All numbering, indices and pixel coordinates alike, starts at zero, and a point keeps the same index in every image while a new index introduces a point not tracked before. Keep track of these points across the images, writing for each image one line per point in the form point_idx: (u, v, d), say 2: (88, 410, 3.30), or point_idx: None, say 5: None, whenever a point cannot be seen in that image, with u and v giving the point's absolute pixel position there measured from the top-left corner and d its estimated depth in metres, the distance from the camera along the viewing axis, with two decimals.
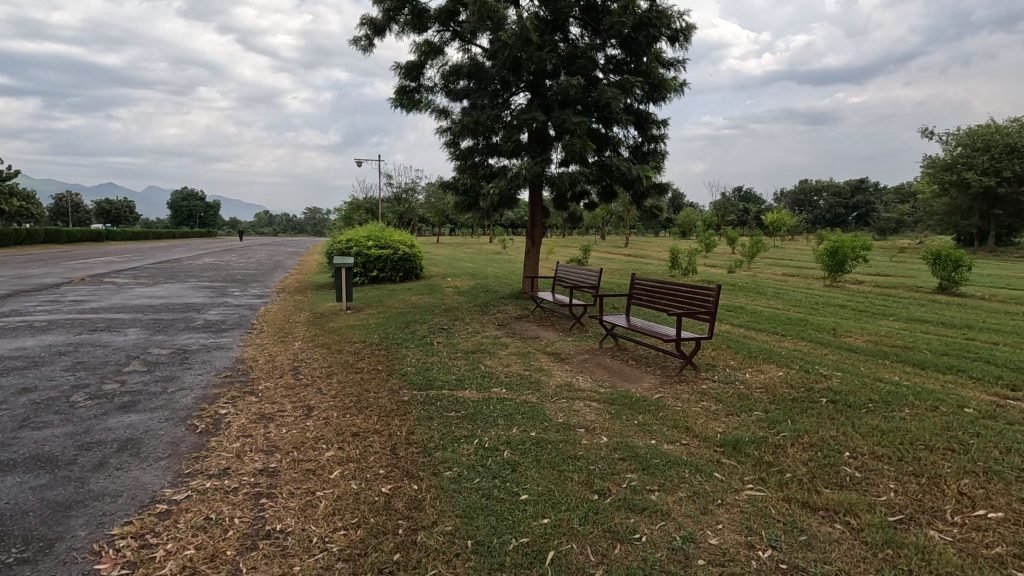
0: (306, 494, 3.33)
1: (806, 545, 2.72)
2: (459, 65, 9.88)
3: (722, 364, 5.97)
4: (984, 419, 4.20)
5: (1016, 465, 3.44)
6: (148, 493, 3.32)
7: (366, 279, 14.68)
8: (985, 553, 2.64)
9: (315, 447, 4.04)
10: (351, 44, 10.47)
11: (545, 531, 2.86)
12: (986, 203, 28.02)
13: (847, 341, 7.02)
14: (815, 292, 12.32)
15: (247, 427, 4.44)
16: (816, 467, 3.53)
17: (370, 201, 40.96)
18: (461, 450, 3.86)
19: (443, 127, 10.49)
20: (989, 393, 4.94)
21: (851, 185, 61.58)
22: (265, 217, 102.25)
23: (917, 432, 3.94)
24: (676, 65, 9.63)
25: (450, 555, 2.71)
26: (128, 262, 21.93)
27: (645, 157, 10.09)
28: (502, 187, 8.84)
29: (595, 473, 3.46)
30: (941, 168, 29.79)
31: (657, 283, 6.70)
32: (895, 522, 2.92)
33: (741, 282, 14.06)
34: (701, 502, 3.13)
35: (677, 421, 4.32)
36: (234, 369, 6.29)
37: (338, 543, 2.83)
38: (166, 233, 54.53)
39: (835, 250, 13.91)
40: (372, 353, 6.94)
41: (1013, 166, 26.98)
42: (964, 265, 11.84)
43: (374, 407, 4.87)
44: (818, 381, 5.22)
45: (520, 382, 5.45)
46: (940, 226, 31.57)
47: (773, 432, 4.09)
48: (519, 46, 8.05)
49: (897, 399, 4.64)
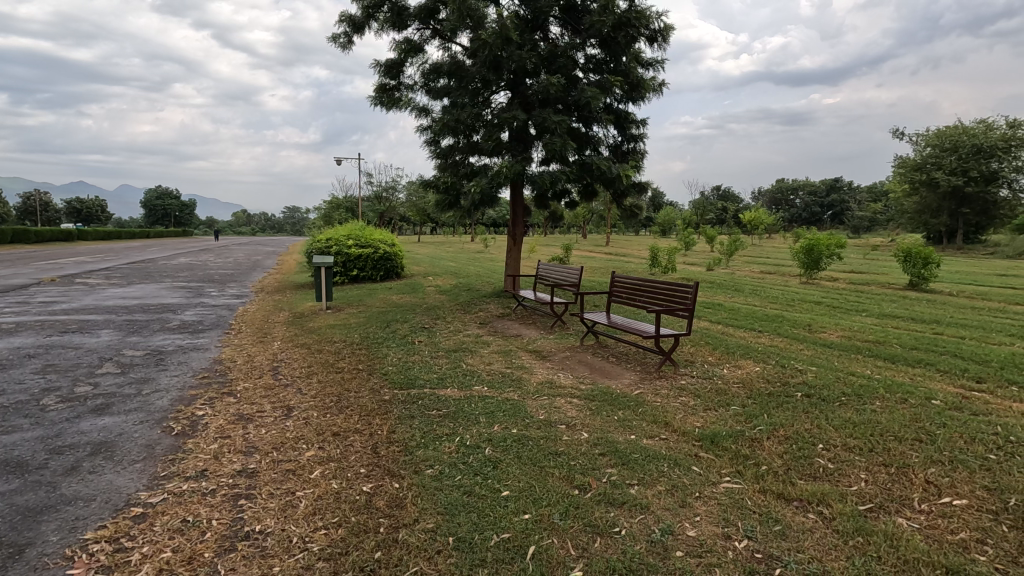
0: (286, 494, 3.31)
1: (780, 535, 2.79)
2: (439, 63, 9.86)
3: (700, 360, 6.06)
4: (950, 410, 4.34)
5: (979, 454, 3.56)
6: (122, 496, 3.27)
7: (347, 278, 14.55)
8: (951, 538, 2.73)
9: (295, 447, 4.01)
10: (330, 42, 10.38)
11: (526, 527, 2.88)
12: (954, 202, 28.87)
13: (822, 337, 7.17)
14: (792, 289, 12.54)
15: (226, 428, 4.39)
16: (791, 459, 3.60)
17: (349, 200, 40.62)
18: (443, 448, 3.86)
19: (423, 126, 10.44)
20: (955, 385, 5.11)
21: (826, 185, 62.75)
22: (243, 216, 100.52)
23: (886, 424, 4.05)
24: (655, 65, 9.74)
25: (431, 552, 2.71)
26: (101, 262, 21.51)
27: (625, 156, 10.18)
28: (483, 186, 8.86)
29: (576, 468, 3.50)
30: (911, 168, 30.54)
31: (636, 281, 6.77)
32: (865, 510, 3.01)
33: (720, 280, 14.28)
34: (679, 495, 3.18)
35: (656, 416, 4.39)
36: (211, 370, 6.21)
37: (319, 542, 2.82)
38: (140, 233, 53.27)
39: (811, 248, 14.17)
40: (353, 353, 6.87)
41: (979, 167, 27.87)
42: (934, 262, 12.21)
43: (354, 407, 4.84)
44: (793, 376, 5.34)
45: (502, 380, 5.46)
46: (911, 225, 32.39)
47: (750, 426, 4.16)
48: (499, 45, 8.11)
49: (869, 392, 4.77)
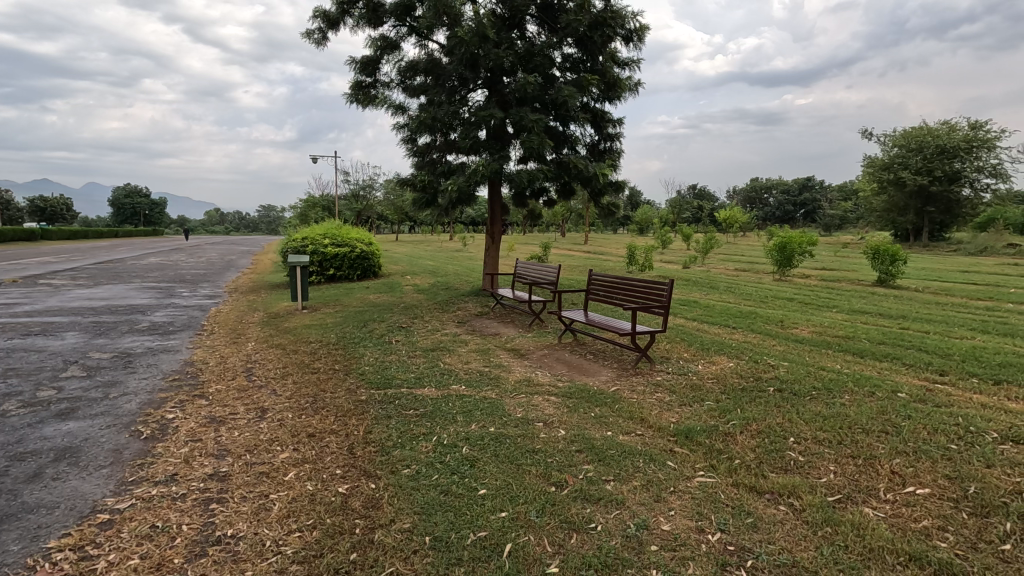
0: (258, 498, 3.25)
1: (752, 527, 2.84)
2: (415, 61, 9.80)
3: (676, 357, 6.15)
4: (915, 402, 4.48)
5: (942, 444, 3.67)
6: (87, 503, 3.17)
7: (323, 278, 14.37)
8: (913, 526, 2.82)
9: (269, 449, 3.95)
10: (304, 38, 10.22)
11: (503, 525, 2.88)
12: (919, 201, 29.77)
13: (793, 333, 7.33)
14: (765, 286, 12.79)
15: (197, 431, 4.30)
16: (763, 453, 3.68)
17: (326, 199, 40.14)
18: (420, 448, 3.84)
19: (400, 124, 10.36)
20: (920, 378, 5.28)
21: (799, 184, 64.13)
22: (215, 215, 98.29)
23: (855, 417, 4.16)
24: (631, 65, 9.82)
25: (407, 552, 2.70)
26: (67, 262, 20.90)
27: (602, 155, 10.24)
28: (460, 184, 8.82)
29: (552, 465, 3.52)
30: (879, 168, 31.41)
31: (613, 279, 6.83)
32: (834, 501, 3.09)
33: (696, 278, 14.47)
34: (654, 490, 3.22)
35: (632, 412, 4.44)
36: (182, 372, 6.07)
37: (293, 545, 2.78)
38: (108, 232, 51.79)
39: (783, 246, 14.48)
40: (329, 353, 6.78)
41: (943, 167, 28.82)
42: (900, 259, 12.59)
43: (330, 408, 4.80)
44: (766, 371, 5.45)
45: (480, 378, 5.47)
46: (879, 223, 33.28)
47: (724, 420, 4.24)
48: (476, 43, 8.12)
49: (838, 386, 4.90)
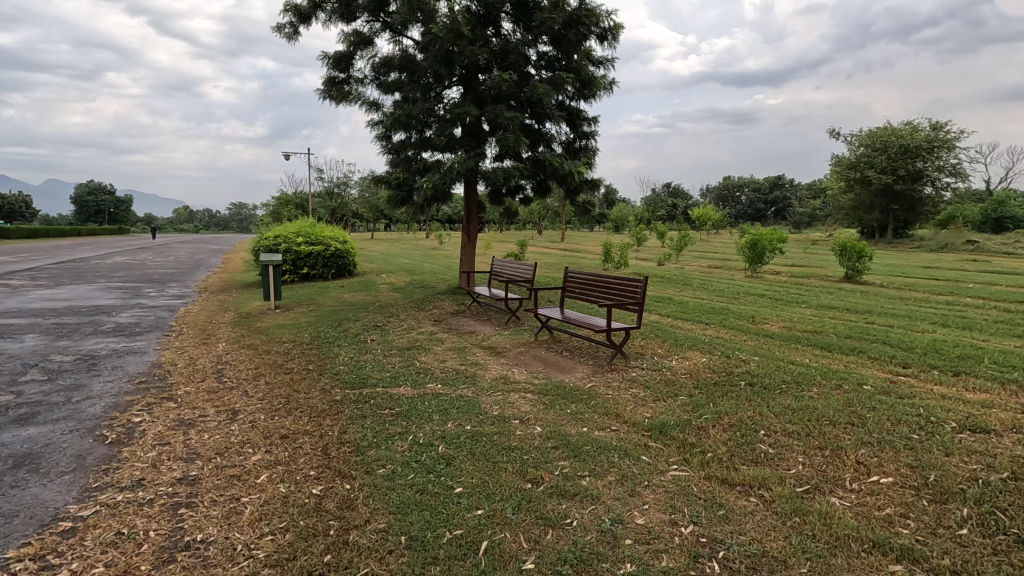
0: (229, 501, 3.19)
1: (724, 519, 2.90)
2: (390, 57, 9.71)
3: (650, 353, 6.23)
4: (879, 394, 4.62)
5: (905, 434, 3.80)
6: (48, 511, 3.06)
7: (297, 277, 14.14)
8: (877, 514, 2.91)
9: (241, 451, 3.87)
10: (275, 32, 10.03)
11: (479, 522, 2.88)
12: (884, 199, 30.70)
13: (763, 328, 7.48)
14: (737, 283, 13.04)
15: (165, 434, 4.19)
16: (735, 446, 3.75)
17: (299, 196, 39.50)
18: (395, 447, 3.81)
19: (375, 121, 10.25)
20: (884, 371, 5.45)
21: (769, 183, 65.49)
22: (184, 213, 95.46)
23: (822, 409, 4.28)
24: (605, 63, 9.88)
25: (383, 552, 2.67)
26: (25, 262, 20.11)
27: (577, 153, 10.29)
28: (435, 182, 8.76)
29: (528, 462, 3.53)
30: (846, 167, 32.28)
31: (589, 276, 6.87)
32: (802, 492, 3.16)
33: (670, 274, 14.67)
34: (629, 484, 3.26)
35: (608, 408, 4.48)
36: (149, 374, 5.90)
37: (265, 549, 2.74)
38: (70, 231, 50.02)
39: (755, 243, 14.77)
40: (303, 353, 6.68)
41: (906, 166, 29.76)
42: (866, 256, 12.96)
43: (304, 408, 4.73)
44: (737, 365, 5.56)
45: (456, 377, 5.46)
46: (847, 220, 34.21)
47: (697, 415, 4.31)
48: (451, 40, 8.07)
49: (806, 379, 5.03)
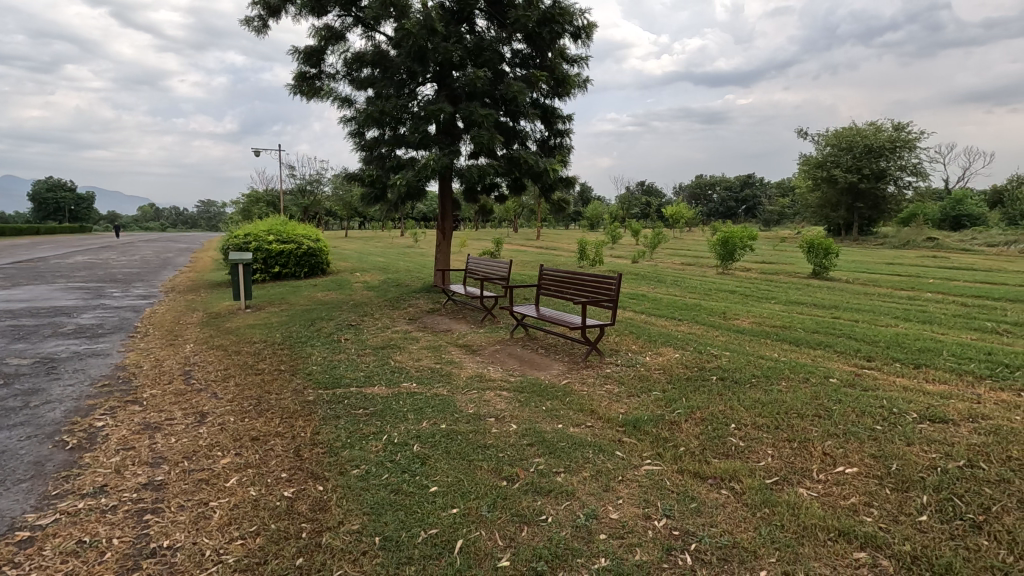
0: (197, 506, 3.11)
1: (696, 512, 2.94)
2: (362, 53, 9.57)
3: (624, 349, 6.29)
4: (844, 387, 4.76)
5: (869, 425, 3.92)
6: (4, 521, 2.94)
7: (268, 276, 13.87)
8: (843, 503, 2.99)
9: (210, 455, 3.78)
10: (243, 25, 9.78)
11: (454, 521, 2.87)
12: (850, 198, 31.62)
13: (734, 323, 7.64)
14: (709, 279, 13.25)
15: (129, 439, 4.06)
16: (706, 439, 3.82)
17: (271, 194, 38.74)
18: (370, 447, 3.77)
19: (347, 117, 10.11)
20: (849, 364, 5.62)
21: (740, 181, 66.80)
22: (150, 211, 92.40)
23: (790, 402, 4.38)
24: (579, 61, 9.92)
25: (356, 553, 2.64)
26: None
27: (552, 151, 10.31)
28: (409, 179, 8.67)
29: (504, 460, 3.53)
30: (814, 166, 33.14)
31: (564, 273, 6.90)
32: (771, 484, 3.24)
33: (644, 272, 14.85)
34: (603, 480, 3.29)
35: (583, 405, 4.51)
36: (112, 377, 5.71)
37: (235, 553, 2.68)
38: (27, 229, 48.08)
39: (726, 241, 15.03)
40: (274, 354, 6.55)
41: (870, 166, 30.68)
42: (833, 252, 13.32)
43: (275, 409, 4.64)
44: (709, 360, 5.66)
45: (431, 375, 5.43)
46: (814, 217, 35.12)
47: (670, 410, 4.37)
48: (424, 36, 8.01)
49: (775, 373, 5.16)
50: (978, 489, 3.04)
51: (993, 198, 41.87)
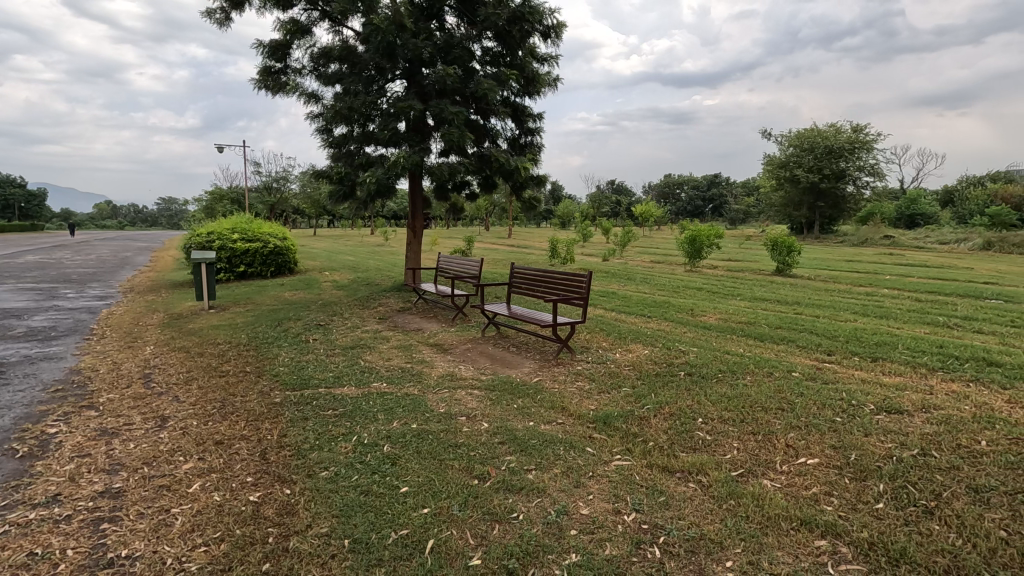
0: (158, 513, 3.01)
1: (664, 505, 2.99)
2: (329, 48, 9.40)
3: (595, 346, 6.35)
4: (806, 380, 4.92)
5: (829, 417, 4.05)
6: None
7: (233, 275, 13.53)
8: (805, 493, 3.09)
9: (171, 460, 3.66)
10: (204, 17, 9.49)
11: (426, 521, 2.85)
12: (811, 197, 32.62)
13: (702, 320, 7.80)
14: (677, 277, 13.47)
15: (84, 445, 3.91)
16: (675, 434, 3.89)
17: (235, 191, 37.75)
18: (339, 449, 3.71)
19: (314, 113, 9.91)
20: (811, 358, 5.80)
21: (707, 181, 68.17)
22: (106, 208, 88.69)
23: (755, 396, 4.50)
24: (549, 60, 9.95)
25: (325, 557, 2.60)
26: None
27: (523, 149, 10.32)
28: (379, 176, 8.56)
29: (475, 459, 3.52)
30: (777, 166, 34.05)
31: (535, 271, 6.94)
32: (737, 476, 3.32)
33: (614, 269, 15.01)
34: (574, 476, 3.31)
35: (554, 402, 4.54)
36: (66, 382, 5.47)
37: (198, 561, 2.60)
38: None
39: (693, 239, 15.32)
40: (239, 355, 6.38)
41: (831, 166, 31.69)
42: (795, 250, 13.72)
43: (240, 412, 4.53)
44: (677, 356, 5.76)
45: (402, 375, 5.38)
46: (778, 216, 36.08)
47: (639, 405, 4.43)
48: (393, 32, 7.92)
49: (741, 367, 5.29)
50: (930, 476, 3.18)
51: (944, 197, 43.78)
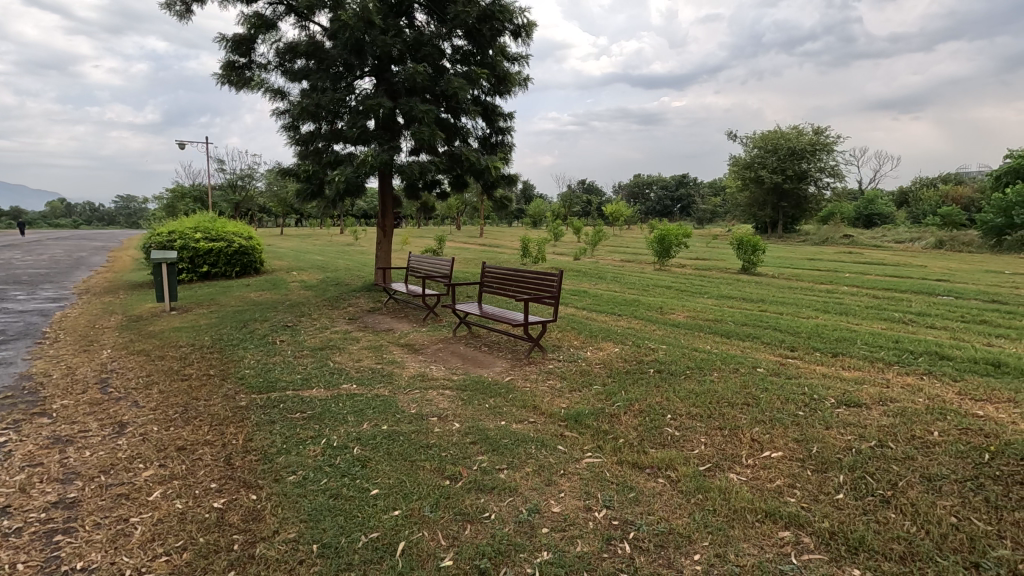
0: (116, 523, 2.90)
1: (634, 501, 3.03)
2: (295, 43, 9.19)
3: (566, 345, 6.39)
4: (770, 375, 5.06)
5: (792, 412, 4.16)
6: None
7: (195, 276, 13.14)
8: (769, 486, 3.17)
9: (130, 468, 3.53)
10: (163, 9, 9.18)
11: (396, 523, 2.82)
12: (775, 198, 33.54)
13: (670, 318, 7.92)
14: (647, 276, 13.66)
15: (36, 454, 3.73)
16: (644, 430, 3.94)
17: (198, 189, 36.67)
18: (307, 452, 3.64)
19: (280, 110, 9.69)
20: (775, 354, 5.96)
21: (675, 181, 69.37)
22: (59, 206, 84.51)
23: (722, 392, 4.60)
24: (520, 60, 9.96)
25: (292, 563, 2.55)
26: None
27: (494, 148, 10.30)
28: (348, 175, 8.43)
29: (447, 459, 3.50)
30: (742, 167, 34.84)
31: (506, 271, 6.94)
32: (704, 470, 3.38)
33: (585, 269, 15.14)
34: (545, 474, 3.33)
35: (526, 401, 4.55)
36: (17, 388, 5.22)
37: (159, 571, 2.52)
38: None
39: (662, 238, 15.56)
40: (202, 358, 6.19)
41: (793, 167, 32.60)
42: (760, 249, 14.06)
43: (203, 417, 4.39)
44: (647, 354, 5.85)
45: (372, 376, 5.30)
46: (743, 216, 36.94)
47: (610, 403, 4.48)
48: (361, 28, 7.81)
49: (708, 364, 5.40)
50: (887, 466, 3.30)
51: (900, 198, 45.57)
